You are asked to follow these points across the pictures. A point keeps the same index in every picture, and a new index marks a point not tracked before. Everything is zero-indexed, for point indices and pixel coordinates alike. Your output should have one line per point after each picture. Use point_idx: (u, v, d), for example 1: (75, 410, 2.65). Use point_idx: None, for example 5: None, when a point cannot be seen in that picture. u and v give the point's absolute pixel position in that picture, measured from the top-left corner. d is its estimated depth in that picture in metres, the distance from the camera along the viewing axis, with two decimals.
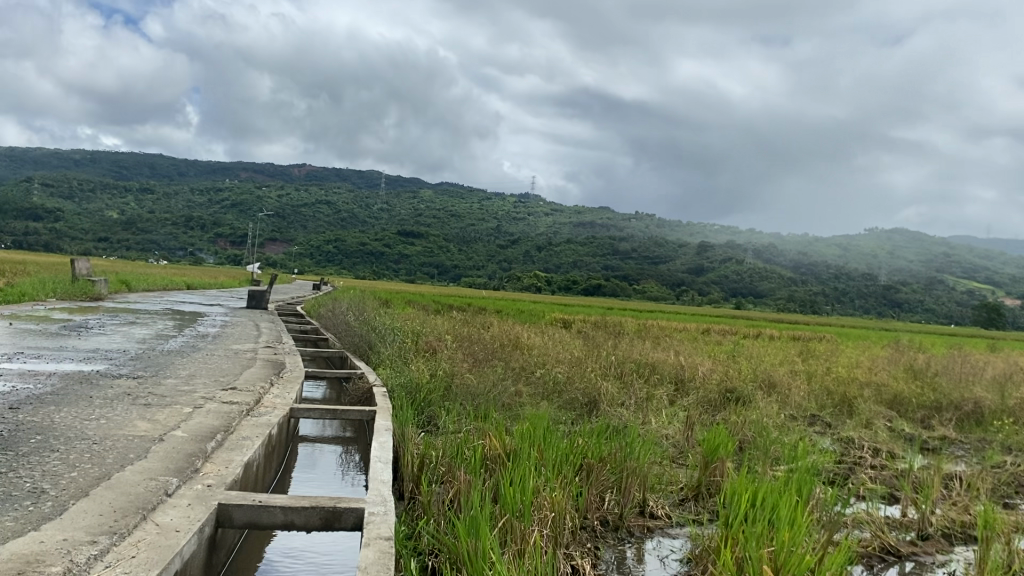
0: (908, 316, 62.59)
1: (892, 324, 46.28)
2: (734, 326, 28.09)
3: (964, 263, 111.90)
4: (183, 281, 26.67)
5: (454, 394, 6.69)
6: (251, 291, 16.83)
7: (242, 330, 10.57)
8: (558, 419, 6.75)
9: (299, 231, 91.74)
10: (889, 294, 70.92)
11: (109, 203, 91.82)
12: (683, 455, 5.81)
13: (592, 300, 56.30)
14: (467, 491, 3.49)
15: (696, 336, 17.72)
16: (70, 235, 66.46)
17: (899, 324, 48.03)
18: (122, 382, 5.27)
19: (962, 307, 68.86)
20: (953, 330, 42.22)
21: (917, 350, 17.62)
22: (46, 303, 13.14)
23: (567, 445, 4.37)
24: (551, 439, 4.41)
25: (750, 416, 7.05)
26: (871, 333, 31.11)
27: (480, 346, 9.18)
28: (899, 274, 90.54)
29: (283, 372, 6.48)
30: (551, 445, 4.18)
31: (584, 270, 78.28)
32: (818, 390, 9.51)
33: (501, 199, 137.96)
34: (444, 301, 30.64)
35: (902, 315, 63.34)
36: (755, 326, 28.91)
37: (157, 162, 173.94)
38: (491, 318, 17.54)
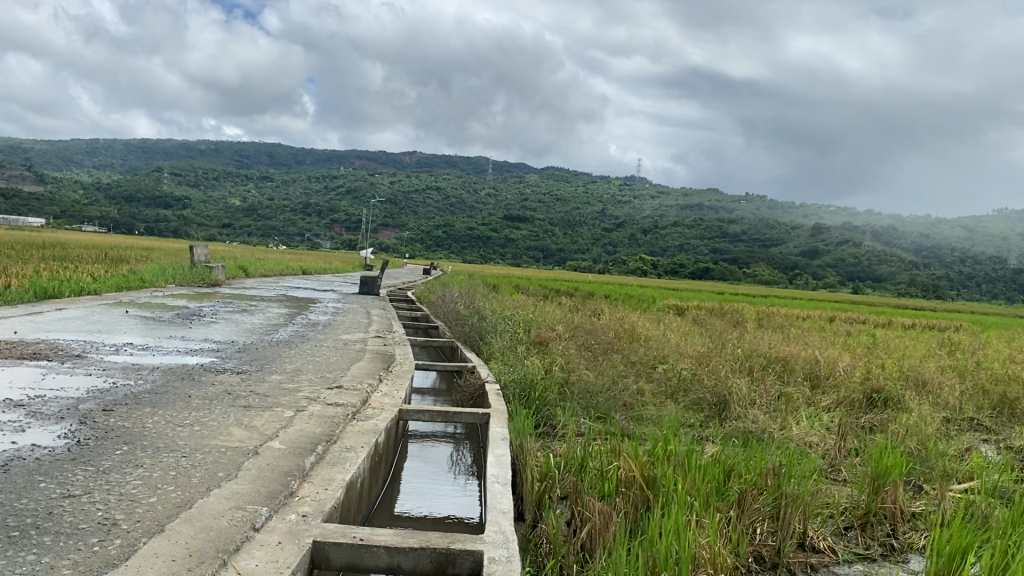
0: None
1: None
2: (858, 314, 26.48)
3: None
4: (299, 266, 27.25)
5: (571, 393, 6.17)
6: (362, 276, 16.81)
7: (352, 318, 10.30)
8: (688, 424, 6.13)
9: (409, 216, 93.27)
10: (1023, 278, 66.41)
11: (231, 190, 95.79)
12: (836, 470, 5.08)
13: (700, 284, 54.84)
14: (601, 527, 2.96)
15: (824, 325, 16.63)
16: (196, 223, 69.65)
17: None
18: (225, 379, 4.97)
19: None
20: None
21: None
22: (165, 290, 13.42)
23: (709, 466, 3.77)
24: (691, 457, 3.82)
25: (905, 421, 6.22)
26: (1007, 322, 28.87)
27: (596, 337, 8.62)
28: None
29: (393, 367, 6.09)
30: (694, 468, 3.59)
31: (693, 254, 76.47)
32: (978, 392, 8.43)
33: (608, 183, 136.44)
34: (551, 285, 30.29)
35: None
36: (880, 314, 27.22)
37: (275, 149, 180.59)
38: (603, 305, 16.97)
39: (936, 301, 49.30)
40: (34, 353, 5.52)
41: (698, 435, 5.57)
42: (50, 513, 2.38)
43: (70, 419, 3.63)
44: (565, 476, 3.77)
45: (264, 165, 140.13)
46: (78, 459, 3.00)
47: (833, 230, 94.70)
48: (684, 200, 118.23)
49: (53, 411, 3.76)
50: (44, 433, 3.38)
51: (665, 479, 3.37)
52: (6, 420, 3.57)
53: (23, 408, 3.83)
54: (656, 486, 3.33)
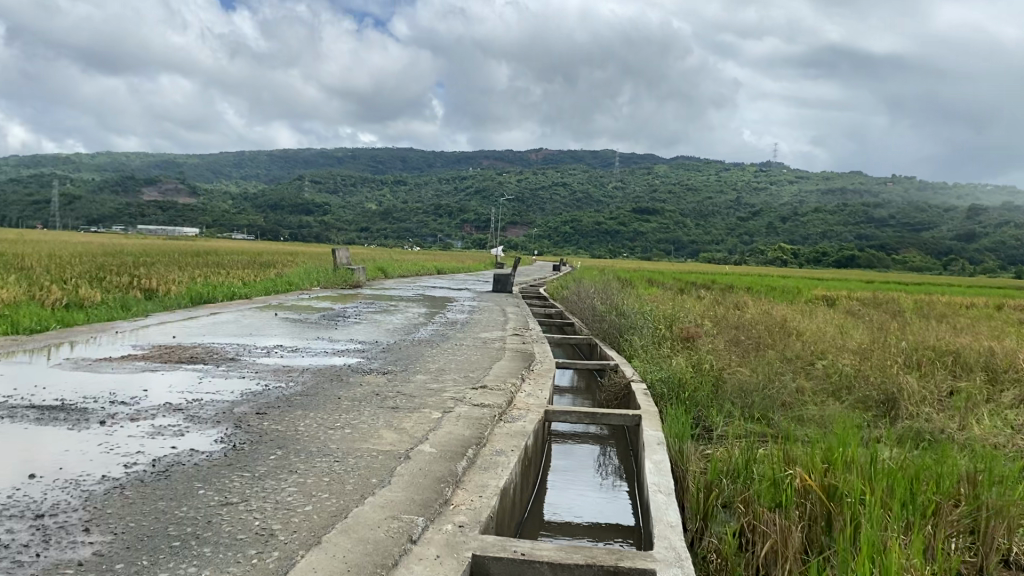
0: None
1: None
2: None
3: None
4: (434, 266, 27.78)
5: (724, 392, 5.87)
6: (497, 274, 16.89)
7: (489, 316, 10.26)
8: (856, 425, 5.71)
9: (538, 213, 93.70)
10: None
11: (367, 195, 99.16)
12: None
13: (844, 272, 52.28)
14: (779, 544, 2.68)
15: (991, 313, 15.36)
16: (336, 227, 72.48)
17: None
18: (371, 380, 4.96)
19: None
20: None
21: None
22: (310, 292, 13.89)
23: (893, 472, 3.40)
24: (872, 464, 3.45)
25: None
26: None
27: (746, 333, 8.24)
28: None
29: (536, 364, 5.94)
30: (878, 475, 3.23)
31: (835, 241, 73.05)
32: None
33: (741, 170, 132.46)
34: (686, 278, 29.61)
35: None
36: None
37: (407, 153, 185.68)
38: (745, 298, 16.33)
39: None
40: (192, 357, 5.71)
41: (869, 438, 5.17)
42: (209, 523, 2.34)
43: (227, 424, 3.66)
44: (733, 483, 3.49)
45: (397, 169, 144.40)
46: (236, 465, 2.99)
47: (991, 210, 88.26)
48: (823, 185, 113.24)
49: (212, 416, 3.81)
50: (204, 437, 3.42)
51: (850, 490, 3.05)
52: (167, 423, 3.64)
53: (182, 411, 3.91)
54: (842, 499, 3.00)
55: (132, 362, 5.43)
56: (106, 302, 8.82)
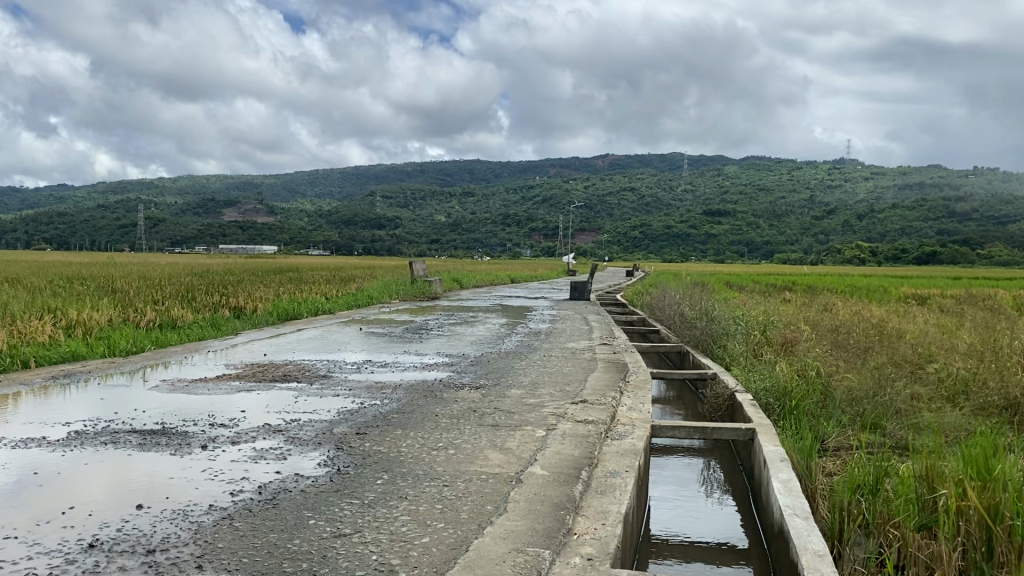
0: None
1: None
2: None
3: None
4: (508, 276, 27.72)
5: (833, 400, 5.55)
6: (574, 282, 16.69)
7: (572, 324, 10.09)
8: (980, 432, 5.33)
9: (607, 219, 93.08)
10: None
11: (437, 208, 100.16)
12: None
13: (928, 269, 50.50)
14: None
15: None
16: (407, 239, 73.38)
17: None
18: (466, 395, 4.82)
19: None
20: None
21: None
22: (390, 305, 13.98)
23: None
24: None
25: None
26: None
27: (846, 337, 7.86)
28: None
29: (631, 375, 5.73)
30: None
31: (916, 237, 70.66)
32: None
33: (814, 168, 129.42)
34: (764, 280, 28.85)
35: None
36: None
37: (474, 164, 187.00)
38: (833, 299, 15.77)
39: None
40: (284, 375, 5.68)
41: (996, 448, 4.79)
42: (326, 557, 2.21)
43: (327, 446, 3.56)
44: (872, 500, 3.21)
45: (465, 181, 145.57)
46: (344, 491, 2.86)
47: None
48: (901, 180, 109.64)
49: (311, 437, 3.72)
50: (306, 460, 3.32)
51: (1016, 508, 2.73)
52: (268, 446, 3.56)
53: (281, 433, 3.83)
54: (1014, 512, 2.68)
55: (227, 381, 5.42)
56: (197, 321, 8.95)
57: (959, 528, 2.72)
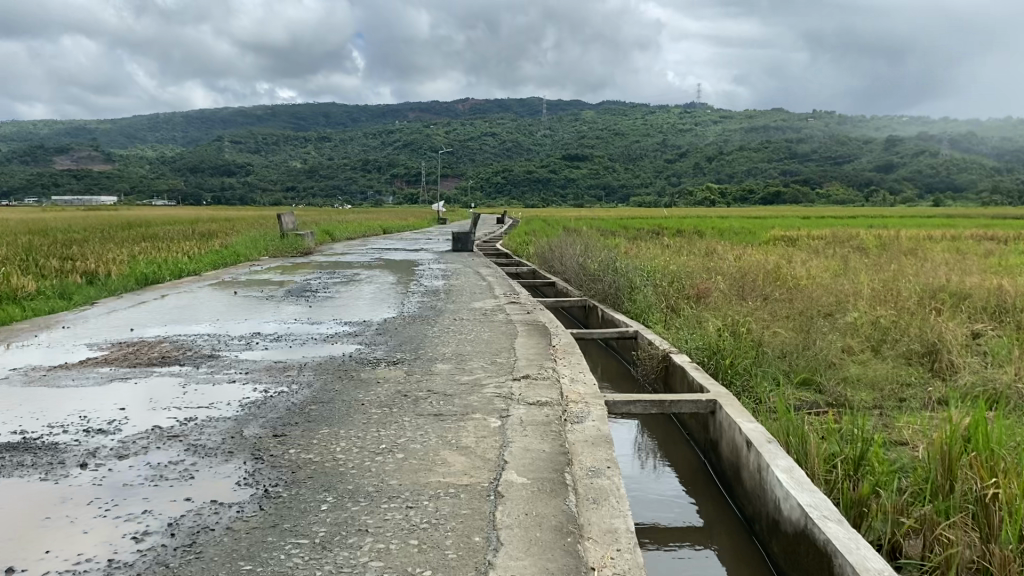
0: None
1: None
2: (961, 228, 25.10)
3: None
4: (380, 226, 26.87)
5: (766, 355, 5.35)
6: (457, 233, 16.19)
7: (468, 281, 9.62)
8: (907, 382, 5.33)
9: (469, 164, 92.47)
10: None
11: (292, 154, 96.31)
12: None
13: (771, 208, 53.37)
14: None
15: (955, 246, 15.33)
16: (262, 187, 70.32)
17: None
18: (388, 376, 4.24)
19: None
20: None
21: None
22: (261, 263, 12.97)
23: None
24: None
25: None
26: None
27: (751, 287, 7.81)
28: None
29: (558, 340, 5.28)
30: None
31: (761, 178, 74.49)
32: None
33: (667, 112, 133.35)
34: (630, 224, 29.34)
35: None
36: (983, 228, 25.74)
37: (330, 109, 181.22)
38: (708, 243, 16.01)
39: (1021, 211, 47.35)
40: (162, 357, 4.86)
41: (936, 407, 4.74)
42: None
43: (243, 456, 2.92)
44: (882, 487, 2.89)
45: (322, 125, 140.83)
46: (285, 525, 2.27)
47: (908, 141, 90.48)
48: (748, 124, 114.69)
49: (220, 444, 3.06)
50: (219, 480, 2.69)
51: None
52: (166, 462, 2.88)
53: (179, 440, 3.14)
54: None
55: (96, 368, 4.57)
56: (42, 292, 7.82)
57: (1003, 511, 2.43)
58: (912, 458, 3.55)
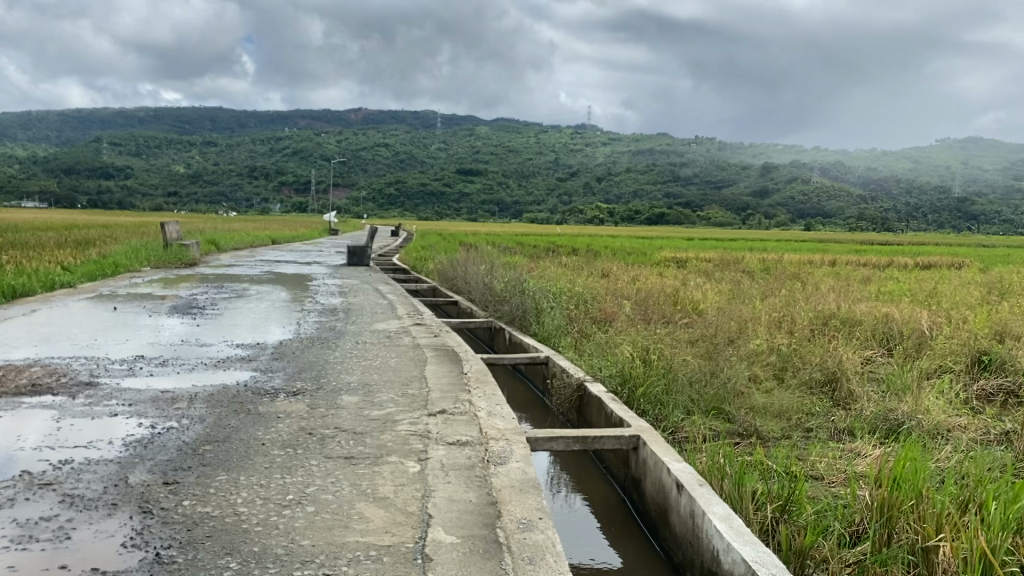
0: (983, 232, 61.39)
1: (982, 244, 43.93)
2: (835, 254, 26.40)
3: None
4: (267, 236, 25.94)
5: (678, 382, 5.27)
6: (352, 246, 15.75)
7: (367, 299, 9.28)
8: (811, 412, 5.40)
9: (361, 174, 91.17)
10: (964, 209, 70.15)
11: (175, 158, 92.65)
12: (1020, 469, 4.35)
13: (656, 229, 54.95)
14: None
15: (834, 271, 15.99)
16: (141, 191, 67.32)
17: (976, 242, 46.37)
18: (289, 411, 3.92)
19: None
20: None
21: None
22: (142, 275, 12.20)
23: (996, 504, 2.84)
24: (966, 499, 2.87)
25: None
26: (975, 254, 29.27)
27: (655, 311, 7.80)
28: (976, 189, 88.25)
29: (470, 368, 5.06)
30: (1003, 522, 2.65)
31: (647, 200, 76.62)
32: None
33: (559, 131, 135.57)
34: (522, 241, 29.49)
35: (977, 231, 62.38)
36: (854, 254, 27.15)
37: (217, 112, 175.39)
38: (602, 263, 16.19)
39: (885, 237, 50.42)
40: (29, 385, 4.36)
41: (843, 440, 4.78)
42: None
43: (129, 510, 2.57)
44: (821, 539, 2.82)
45: (207, 129, 135.99)
46: None
47: (784, 168, 94.93)
48: (636, 146, 117.91)
49: (101, 495, 2.70)
50: (102, 541, 2.34)
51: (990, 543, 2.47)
52: (38, 517, 2.50)
53: (53, 490, 2.76)
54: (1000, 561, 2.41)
55: None
56: None
57: None
58: (836, 497, 3.51)
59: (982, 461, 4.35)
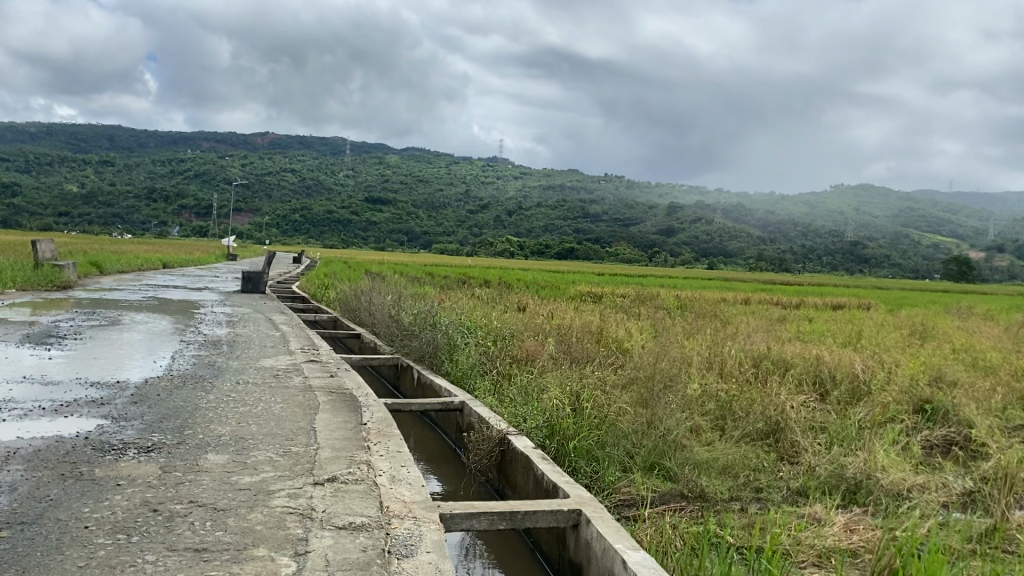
0: (871, 276, 64.47)
1: (875, 286, 45.46)
2: (739, 292, 26.67)
3: (925, 223, 113.80)
4: (158, 258, 24.28)
5: (613, 435, 4.63)
6: (247, 272, 14.67)
7: (257, 330, 8.32)
8: (757, 468, 4.88)
9: (266, 200, 88.58)
10: (855, 252, 72.82)
11: (68, 176, 88.03)
12: (997, 542, 3.88)
13: (565, 263, 55.18)
14: None
15: (751, 310, 15.89)
16: (30, 211, 63.61)
17: (867, 284, 48.38)
18: (136, 475, 3.06)
19: (931, 269, 70.76)
20: (926, 290, 42.00)
21: (980, 322, 15.98)
22: (4, 298, 10.88)
23: None
24: None
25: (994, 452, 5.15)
26: (869, 296, 30.26)
27: (579, 349, 7.21)
28: (865, 233, 92.91)
29: (370, 417, 4.27)
30: None
31: (556, 235, 77.30)
32: (987, 376, 7.87)
33: (469, 164, 135.81)
34: (432, 271, 28.68)
35: (866, 273, 65.45)
36: (758, 292, 27.55)
37: (116, 130, 168.54)
38: (517, 296, 15.57)
39: (783, 278, 52.20)
40: None
41: (800, 509, 4.21)
42: None
43: None
44: None
45: (105, 147, 130.32)
46: None
47: (687, 207, 97.02)
48: (545, 181, 119.04)
49: None
50: None
51: None
52: None
53: None
54: None
55: None
56: None
57: None
58: None
59: (959, 531, 3.89)
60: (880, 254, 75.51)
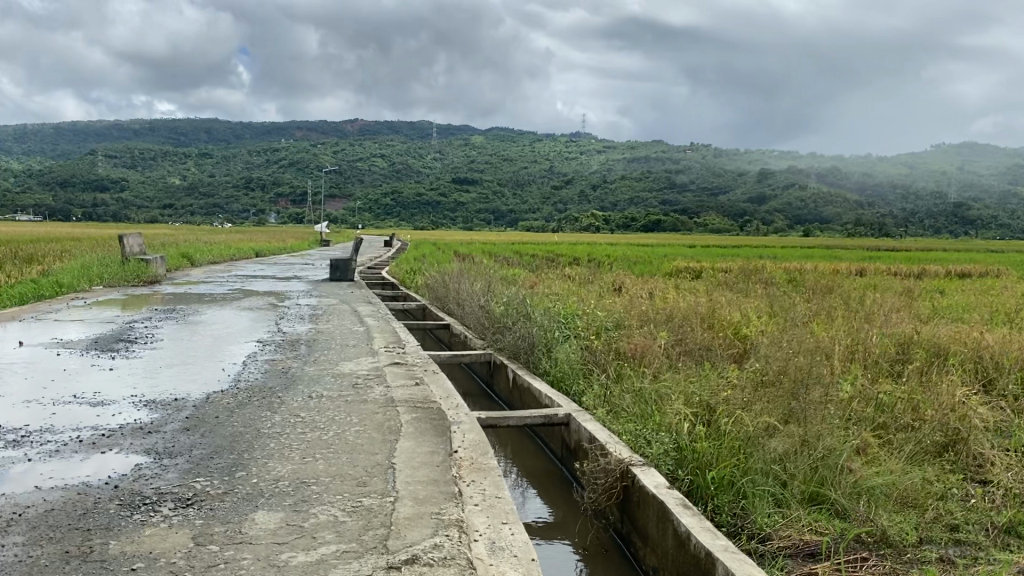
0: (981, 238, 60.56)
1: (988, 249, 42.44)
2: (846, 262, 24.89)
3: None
4: (250, 248, 24.27)
5: (760, 458, 3.72)
6: (333, 260, 14.18)
7: (339, 326, 7.67)
8: (942, 495, 3.88)
9: (355, 185, 89.64)
10: (960, 212, 68.28)
11: (170, 169, 91.06)
12: None
13: (655, 237, 53.69)
14: None
15: (867, 282, 14.49)
16: (136, 205, 66.02)
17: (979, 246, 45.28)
18: (160, 552, 2.33)
19: None
20: None
21: None
22: (89, 296, 10.57)
23: None
24: None
25: None
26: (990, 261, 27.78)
27: (695, 340, 6.27)
28: (973, 193, 87.64)
29: (461, 442, 3.49)
30: None
31: (643, 208, 75.55)
32: None
33: (553, 140, 134.41)
34: (519, 251, 27.88)
35: (974, 236, 61.48)
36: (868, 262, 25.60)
37: (214, 125, 173.93)
38: (612, 275, 14.60)
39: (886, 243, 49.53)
40: None
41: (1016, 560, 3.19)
42: None
43: None
44: None
45: (202, 141, 134.33)
46: None
47: (779, 173, 93.39)
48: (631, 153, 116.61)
49: None
50: None
51: None
52: None
53: None
54: None
55: None
56: None
57: None
58: None
59: None
60: (990, 215, 70.62)
